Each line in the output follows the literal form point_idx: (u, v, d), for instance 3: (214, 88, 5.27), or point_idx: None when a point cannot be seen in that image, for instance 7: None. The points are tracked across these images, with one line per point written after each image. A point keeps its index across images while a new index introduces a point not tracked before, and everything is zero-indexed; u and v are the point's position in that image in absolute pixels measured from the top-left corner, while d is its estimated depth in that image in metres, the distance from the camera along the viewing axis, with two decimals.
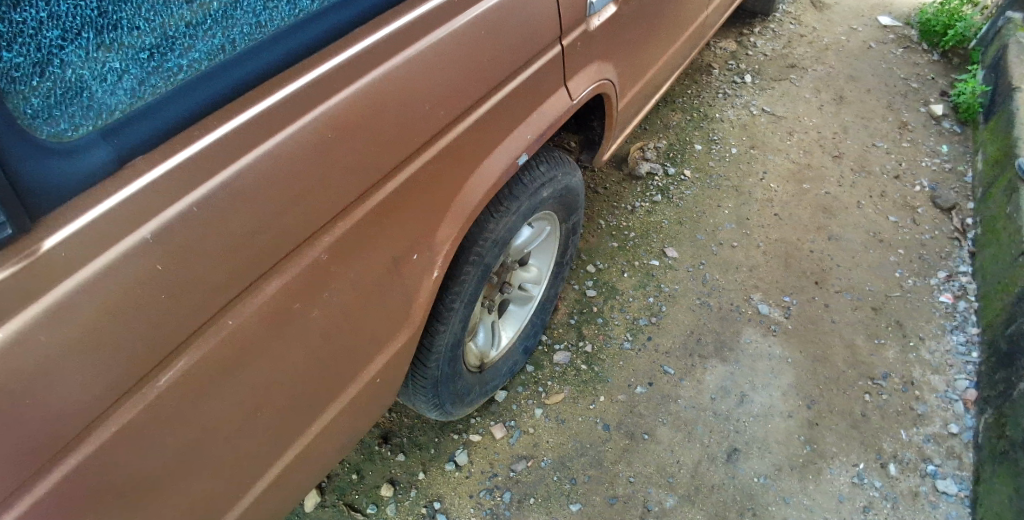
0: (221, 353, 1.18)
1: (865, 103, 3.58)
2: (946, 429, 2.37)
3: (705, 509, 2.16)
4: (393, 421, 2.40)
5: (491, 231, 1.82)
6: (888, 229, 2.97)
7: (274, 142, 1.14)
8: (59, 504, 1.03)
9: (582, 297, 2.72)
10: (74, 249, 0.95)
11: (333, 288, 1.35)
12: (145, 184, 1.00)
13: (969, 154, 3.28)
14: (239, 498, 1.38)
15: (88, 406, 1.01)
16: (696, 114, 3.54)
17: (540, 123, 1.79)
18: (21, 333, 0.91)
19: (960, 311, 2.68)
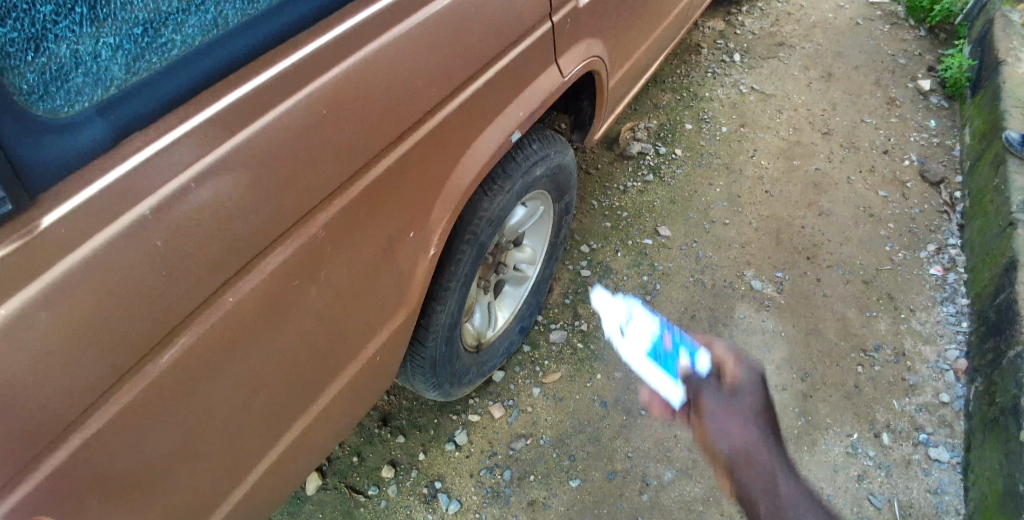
0: (221, 330, 1.18)
1: (853, 79, 3.60)
2: (938, 399, 2.40)
3: (703, 482, 2.19)
4: (392, 403, 2.41)
5: (486, 209, 1.82)
6: (878, 204, 3.00)
7: (267, 118, 1.13)
8: (67, 480, 1.03)
9: (577, 277, 2.73)
10: (72, 225, 0.95)
11: (330, 266, 1.35)
12: (141, 160, 1.00)
13: (957, 128, 3.30)
14: (243, 477, 1.39)
15: (93, 382, 1.01)
16: (686, 93, 3.54)
17: (532, 100, 1.79)
18: (22, 311, 0.91)
19: (949, 283, 2.71)
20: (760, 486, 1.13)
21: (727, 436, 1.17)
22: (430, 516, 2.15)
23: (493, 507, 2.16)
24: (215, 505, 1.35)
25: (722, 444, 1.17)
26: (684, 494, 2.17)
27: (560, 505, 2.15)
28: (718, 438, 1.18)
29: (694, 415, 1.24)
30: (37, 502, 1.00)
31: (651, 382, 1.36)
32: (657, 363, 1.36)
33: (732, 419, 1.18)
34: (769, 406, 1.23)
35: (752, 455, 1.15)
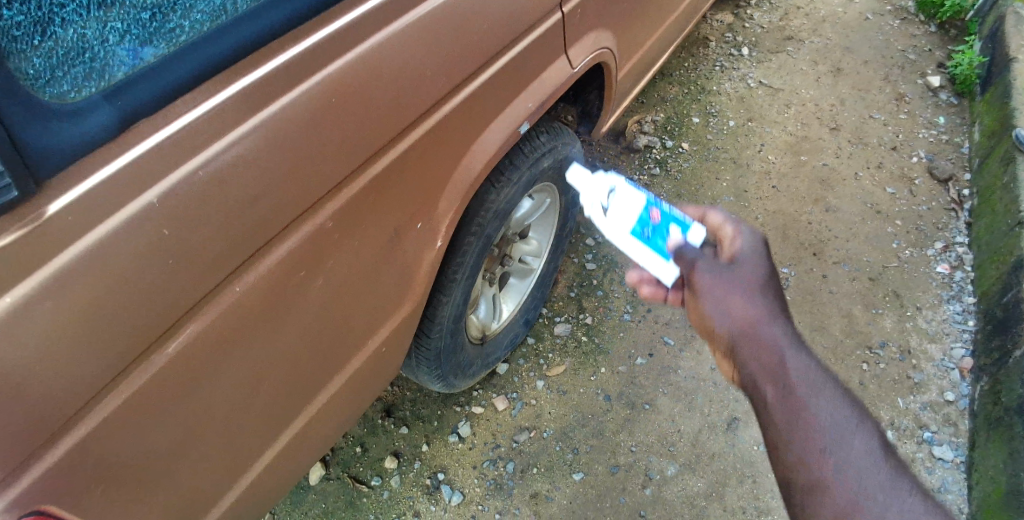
0: (227, 319, 1.17)
1: (862, 75, 3.57)
2: (942, 397, 2.40)
3: (706, 477, 2.18)
4: (396, 394, 2.40)
5: (493, 201, 1.81)
6: (885, 201, 2.98)
7: (276, 106, 1.12)
8: (71, 470, 1.02)
9: (582, 270, 2.71)
10: (79, 213, 0.94)
11: (337, 256, 1.34)
12: (148, 148, 0.99)
13: (966, 125, 3.28)
14: (248, 467, 1.39)
15: (98, 372, 1.01)
16: (693, 87, 3.52)
17: (541, 92, 1.77)
18: (28, 298, 0.91)
19: (956, 281, 2.70)
20: (760, 352, 1.19)
21: (723, 312, 1.25)
22: (432, 508, 2.16)
23: (495, 499, 2.16)
24: (219, 495, 1.35)
25: (719, 320, 1.25)
26: (686, 489, 2.16)
27: (563, 498, 2.15)
28: (713, 314, 1.26)
29: (690, 293, 1.33)
30: (41, 492, 1.00)
31: (639, 260, 1.54)
32: (642, 239, 1.54)
33: (725, 294, 1.26)
34: (770, 272, 1.29)
35: (754, 328, 1.21)
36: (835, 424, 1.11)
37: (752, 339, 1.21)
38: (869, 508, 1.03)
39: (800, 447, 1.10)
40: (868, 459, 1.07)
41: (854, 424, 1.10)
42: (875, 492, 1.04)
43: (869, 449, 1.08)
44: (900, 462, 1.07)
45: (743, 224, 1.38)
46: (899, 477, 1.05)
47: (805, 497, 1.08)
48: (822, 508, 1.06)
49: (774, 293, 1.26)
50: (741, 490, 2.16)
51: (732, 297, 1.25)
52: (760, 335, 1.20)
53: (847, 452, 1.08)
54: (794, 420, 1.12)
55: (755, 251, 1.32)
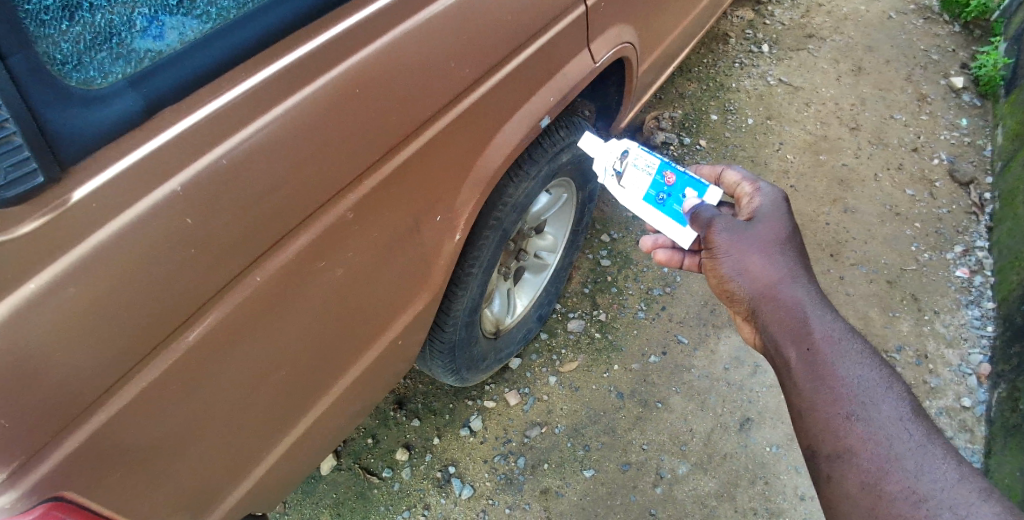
0: (247, 309, 1.17)
1: (884, 74, 3.52)
2: (959, 403, 2.38)
3: (718, 477, 2.17)
4: (408, 387, 2.40)
5: (511, 195, 1.80)
6: (905, 202, 2.94)
7: (300, 96, 1.12)
8: (89, 458, 1.03)
9: (596, 266, 2.69)
10: (101, 199, 0.94)
11: (357, 248, 1.34)
12: (172, 135, 1.00)
13: (989, 128, 3.23)
14: (263, 457, 1.39)
15: (120, 359, 1.01)
16: (711, 83, 3.48)
17: (562, 86, 1.76)
18: (50, 284, 0.91)
19: (975, 286, 2.67)
20: (779, 314, 1.32)
21: (745, 274, 1.37)
22: (442, 501, 2.16)
23: (506, 494, 2.16)
24: (235, 483, 1.36)
25: (741, 282, 1.38)
26: (697, 488, 2.15)
27: (573, 494, 2.15)
28: (735, 277, 1.39)
29: (709, 253, 1.44)
30: (61, 478, 1.00)
31: (653, 224, 1.61)
32: (656, 205, 1.60)
33: (745, 256, 1.37)
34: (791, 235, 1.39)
35: (774, 292, 1.34)
36: (862, 387, 1.20)
37: (774, 303, 1.33)
38: (896, 469, 1.12)
39: (828, 412, 1.20)
40: (894, 421, 1.16)
41: (882, 389, 1.19)
42: (901, 453, 1.13)
43: (897, 411, 1.17)
44: (929, 424, 1.15)
45: (760, 183, 1.48)
46: (925, 438, 1.14)
47: (830, 462, 1.17)
48: (847, 472, 1.15)
49: (793, 253, 1.37)
50: (753, 491, 2.15)
51: (752, 260, 1.37)
52: (782, 298, 1.33)
53: (874, 415, 1.17)
54: (820, 384, 1.22)
55: (772, 210, 1.43)
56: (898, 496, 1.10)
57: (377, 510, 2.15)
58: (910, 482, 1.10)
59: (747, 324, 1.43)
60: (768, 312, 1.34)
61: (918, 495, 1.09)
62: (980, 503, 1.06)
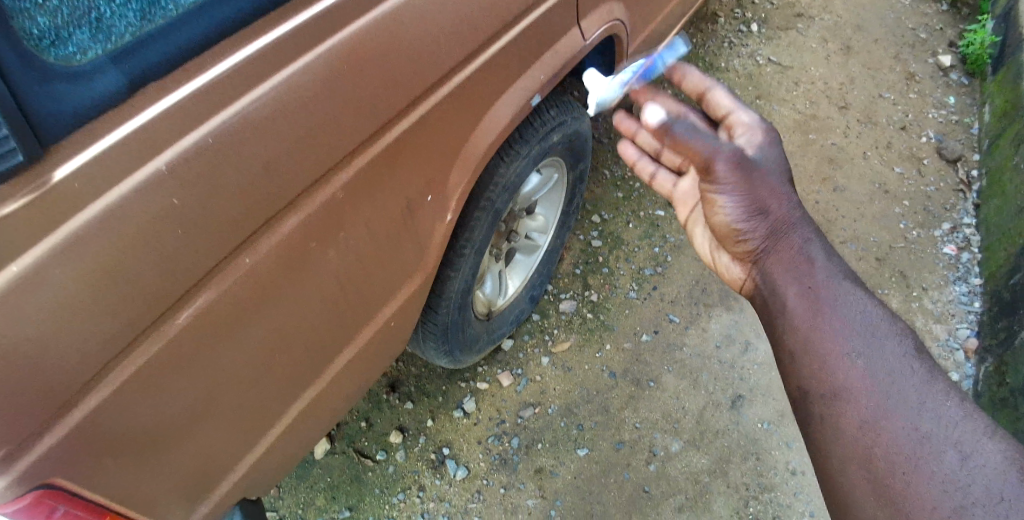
0: (239, 290, 1.16)
1: (872, 54, 3.51)
2: (947, 377, 2.41)
3: (710, 454, 2.19)
4: (401, 370, 2.40)
5: (502, 175, 1.79)
6: (893, 181, 2.95)
7: (287, 73, 1.10)
8: (79, 444, 1.02)
9: (588, 247, 2.69)
10: (85, 178, 0.92)
11: (348, 228, 1.33)
12: (157, 113, 0.97)
13: (976, 106, 3.24)
14: (257, 440, 1.39)
15: (109, 344, 1.00)
16: (701, 63, 3.46)
17: (553, 64, 1.74)
18: (36, 266, 0.89)
19: (962, 262, 2.69)
20: (787, 260, 1.31)
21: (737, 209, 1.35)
22: (437, 482, 2.17)
23: (501, 473, 2.17)
24: (231, 466, 1.36)
25: (727, 212, 1.36)
26: (690, 465, 2.17)
27: (568, 473, 2.17)
28: (734, 211, 1.35)
29: (708, 186, 1.36)
30: (52, 465, 0.99)
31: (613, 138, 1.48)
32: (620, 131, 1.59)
33: (748, 190, 1.33)
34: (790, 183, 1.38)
35: (774, 236, 1.34)
36: (865, 323, 1.19)
37: (775, 243, 1.33)
38: (900, 407, 1.10)
39: (826, 350, 1.19)
40: (899, 359, 1.15)
41: (887, 326, 1.19)
42: (906, 389, 1.12)
43: (901, 349, 1.16)
44: (932, 363, 1.15)
45: (752, 115, 1.44)
46: (930, 376, 1.13)
47: (826, 404, 1.16)
48: (846, 412, 1.14)
49: (797, 200, 1.36)
50: (745, 467, 2.17)
51: (755, 195, 1.33)
52: (780, 237, 1.33)
53: (878, 352, 1.16)
54: (820, 322, 1.22)
55: (768, 150, 1.38)
56: (901, 433, 1.08)
57: (372, 492, 2.16)
58: (912, 420, 1.09)
59: (734, 265, 1.47)
60: (767, 251, 1.35)
61: (922, 435, 1.07)
62: (986, 441, 1.05)
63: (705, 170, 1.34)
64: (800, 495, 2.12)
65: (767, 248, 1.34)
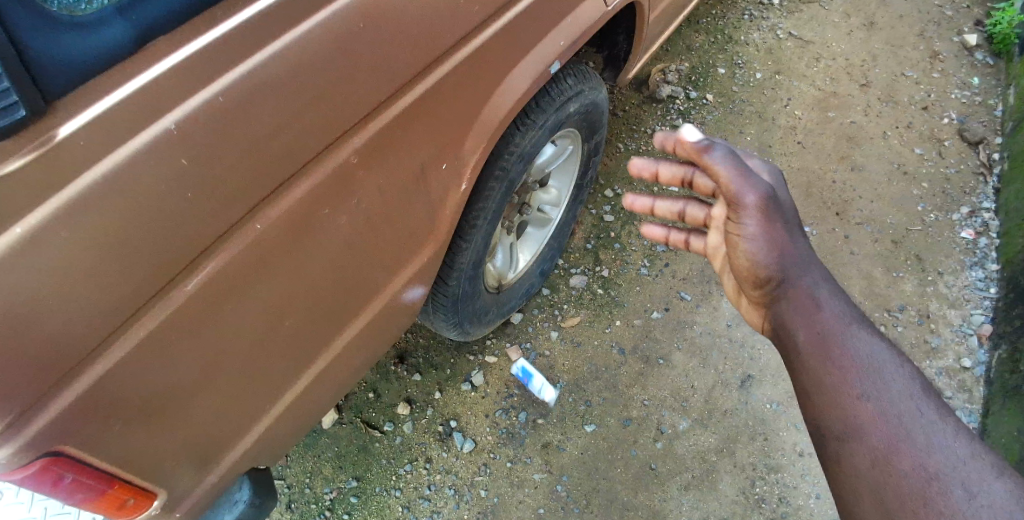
0: (249, 256, 1.13)
1: (896, 30, 3.38)
2: (959, 363, 2.39)
3: (718, 433, 2.18)
4: (409, 341, 2.39)
5: (517, 145, 1.75)
6: (912, 162, 2.88)
7: (300, 31, 1.06)
8: (87, 410, 1.00)
9: (600, 222, 2.65)
10: (91, 136, 0.89)
11: (361, 194, 1.29)
12: (165, 69, 0.94)
13: (1001, 87, 3.14)
14: (267, 409, 1.38)
15: (117, 309, 0.98)
16: (720, 36, 3.36)
17: (572, 30, 1.69)
18: (42, 228, 0.86)
19: (980, 247, 2.64)
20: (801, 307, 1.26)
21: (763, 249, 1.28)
22: (444, 454, 2.16)
23: (507, 447, 2.17)
24: (241, 434, 1.35)
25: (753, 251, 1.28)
26: (698, 444, 2.16)
27: (574, 448, 2.16)
28: (757, 252, 1.28)
29: (730, 221, 1.31)
30: (59, 431, 0.98)
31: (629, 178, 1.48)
32: None
33: (770, 231, 1.27)
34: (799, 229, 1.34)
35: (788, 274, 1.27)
36: (871, 363, 1.18)
37: (792, 287, 1.27)
38: (909, 446, 1.09)
39: (837, 391, 1.17)
40: (906, 399, 1.14)
41: (894, 366, 1.17)
42: (913, 429, 1.11)
43: (909, 388, 1.15)
44: (939, 402, 1.14)
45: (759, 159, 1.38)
46: (937, 416, 1.12)
47: (840, 443, 1.14)
48: (857, 451, 1.12)
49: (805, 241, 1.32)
50: (753, 447, 2.16)
51: (776, 236, 1.28)
52: (794, 281, 1.27)
53: (886, 392, 1.14)
54: (831, 365, 1.19)
55: (787, 190, 1.36)
56: (910, 472, 1.07)
57: (379, 463, 2.16)
58: (922, 459, 1.08)
59: (753, 311, 1.37)
60: (786, 295, 1.28)
61: (932, 473, 1.06)
62: (992, 481, 1.05)
63: (731, 201, 1.28)
64: (807, 477, 2.11)
65: (783, 290, 1.28)
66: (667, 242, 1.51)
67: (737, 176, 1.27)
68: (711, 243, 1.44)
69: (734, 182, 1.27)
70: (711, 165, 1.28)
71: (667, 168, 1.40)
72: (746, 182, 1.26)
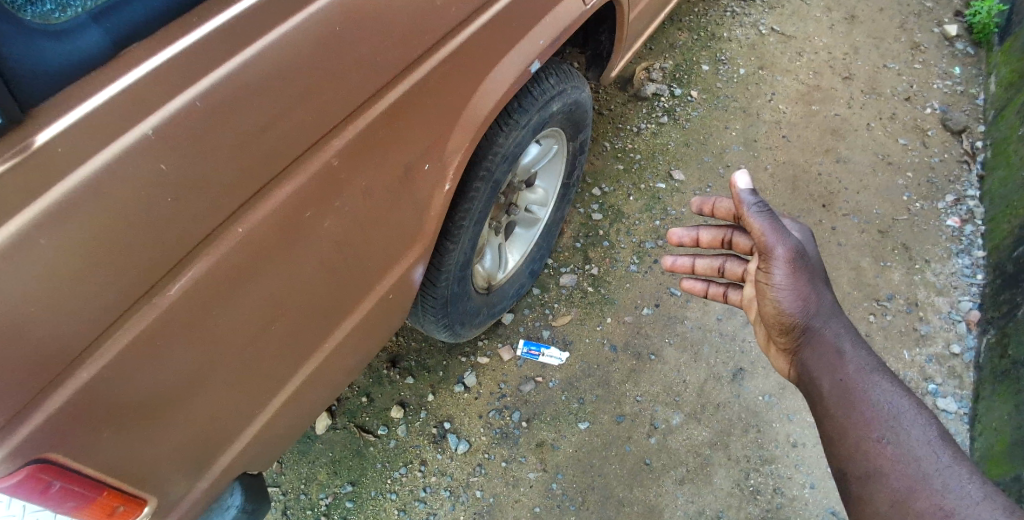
0: (234, 260, 1.14)
1: (877, 23, 3.41)
2: (948, 350, 2.40)
3: (711, 426, 2.19)
4: (401, 344, 2.39)
5: (502, 145, 1.76)
6: (897, 152, 2.90)
7: (279, 33, 1.05)
8: (72, 416, 1.00)
9: (588, 220, 2.66)
10: (70, 142, 0.89)
11: (345, 194, 1.30)
12: (143, 73, 0.94)
13: (982, 76, 3.17)
14: (256, 413, 1.38)
15: (101, 314, 0.98)
16: (703, 33, 3.37)
17: (553, 28, 1.70)
18: (21, 234, 0.86)
19: (966, 235, 2.66)
20: (828, 363, 1.38)
21: (793, 300, 1.42)
22: (439, 456, 2.16)
23: (502, 447, 2.17)
24: (230, 438, 1.35)
25: (784, 302, 1.43)
26: (691, 438, 2.17)
27: (569, 446, 2.16)
28: (785, 300, 1.43)
29: (763, 270, 1.46)
30: (46, 436, 0.98)
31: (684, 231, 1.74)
32: None
33: (797, 281, 1.42)
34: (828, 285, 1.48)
35: (810, 325, 1.41)
36: (890, 412, 1.28)
37: (816, 333, 1.41)
38: (924, 489, 1.18)
39: (859, 436, 1.28)
40: (923, 445, 1.23)
41: (912, 415, 1.26)
42: (930, 472, 1.19)
43: (925, 435, 1.24)
44: (956, 449, 1.22)
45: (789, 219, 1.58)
46: (953, 460, 1.20)
47: (861, 483, 1.25)
48: (879, 491, 1.22)
49: (832, 296, 1.45)
50: (746, 439, 2.17)
51: (802, 288, 1.42)
52: (818, 330, 1.41)
53: (903, 438, 1.24)
54: (852, 411, 1.30)
55: (813, 248, 1.50)
56: (926, 511, 1.16)
57: (373, 467, 2.16)
58: (938, 499, 1.16)
59: (781, 358, 1.52)
60: (810, 341, 1.42)
61: (946, 511, 1.15)
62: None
63: (764, 252, 1.43)
64: (800, 467, 2.12)
65: (808, 336, 1.42)
66: (707, 295, 1.75)
67: (770, 229, 1.42)
68: (745, 295, 1.64)
69: (768, 236, 1.42)
70: (747, 219, 1.44)
71: (704, 233, 1.70)
72: (778, 235, 1.41)
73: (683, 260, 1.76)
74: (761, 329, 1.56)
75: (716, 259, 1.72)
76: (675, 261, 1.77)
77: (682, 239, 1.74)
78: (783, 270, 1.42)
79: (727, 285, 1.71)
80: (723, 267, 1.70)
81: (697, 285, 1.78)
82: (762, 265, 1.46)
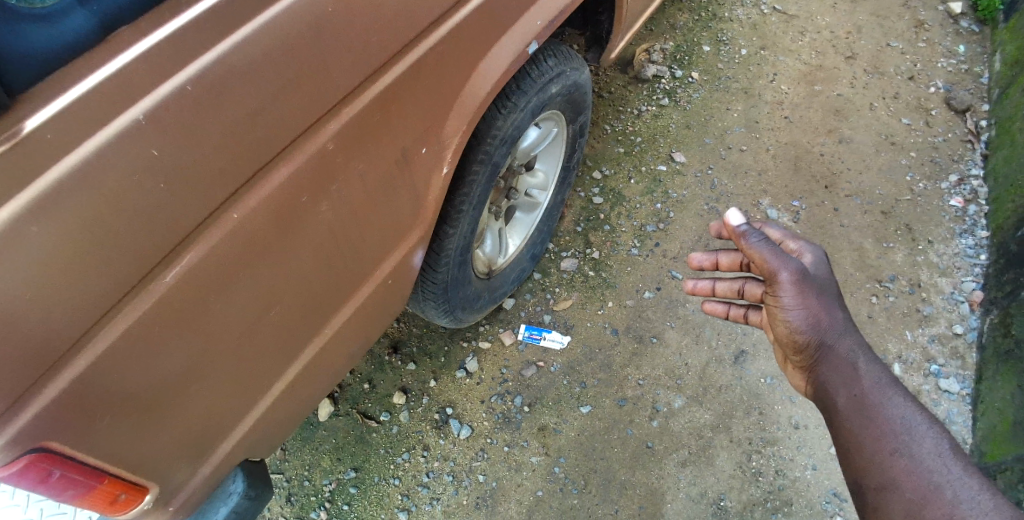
0: (230, 245, 1.13)
1: (881, 1, 3.37)
2: (951, 330, 2.39)
3: (713, 408, 2.19)
4: (402, 330, 2.39)
5: (500, 128, 1.74)
6: (900, 132, 2.88)
7: (267, 16, 1.04)
8: (69, 404, 1.00)
9: (589, 204, 2.65)
10: (59, 129, 0.88)
11: (342, 181, 1.29)
12: (133, 57, 0.93)
13: (987, 54, 3.13)
14: (256, 402, 1.38)
15: (96, 302, 0.98)
16: (704, 13, 3.33)
17: (551, 10, 1.69)
18: (10, 223, 0.86)
19: (970, 215, 2.64)
20: (844, 379, 1.36)
21: (804, 321, 1.41)
22: (441, 441, 2.17)
23: (504, 432, 2.18)
24: (231, 425, 1.35)
25: (796, 324, 1.43)
26: (693, 420, 2.17)
27: (570, 429, 2.17)
28: (795, 320, 1.42)
29: (772, 294, 1.46)
30: (45, 427, 0.98)
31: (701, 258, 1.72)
32: None
33: (805, 302, 1.41)
34: (839, 294, 1.47)
35: (824, 340, 1.40)
36: (905, 425, 1.27)
37: (831, 350, 1.39)
38: (937, 498, 1.18)
39: (873, 447, 1.27)
40: (936, 457, 1.22)
41: (924, 427, 1.26)
42: (942, 484, 1.19)
43: (938, 447, 1.23)
44: (968, 460, 1.22)
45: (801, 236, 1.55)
46: (964, 471, 1.20)
47: (877, 494, 1.24)
48: (893, 500, 1.22)
49: (845, 309, 1.43)
50: (748, 421, 2.17)
51: (812, 307, 1.41)
52: (832, 345, 1.39)
53: (916, 451, 1.23)
54: (867, 424, 1.30)
55: (826, 267, 1.48)
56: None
57: (377, 452, 2.16)
58: (949, 510, 1.16)
59: (797, 375, 1.50)
60: (824, 357, 1.40)
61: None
62: None
63: (769, 278, 1.43)
64: (803, 449, 2.12)
65: (823, 353, 1.40)
66: (727, 316, 1.75)
67: (772, 254, 1.42)
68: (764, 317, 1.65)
69: (770, 261, 1.42)
70: (748, 249, 1.46)
71: (724, 257, 1.68)
72: (780, 260, 1.41)
73: (703, 283, 1.73)
74: (778, 349, 1.55)
75: (736, 282, 1.67)
76: (696, 285, 1.75)
77: (702, 264, 1.71)
78: (790, 293, 1.42)
79: (747, 306, 1.71)
80: (742, 289, 1.66)
81: (717, 306, 1.77)
82: (770, 289, 1.46)
